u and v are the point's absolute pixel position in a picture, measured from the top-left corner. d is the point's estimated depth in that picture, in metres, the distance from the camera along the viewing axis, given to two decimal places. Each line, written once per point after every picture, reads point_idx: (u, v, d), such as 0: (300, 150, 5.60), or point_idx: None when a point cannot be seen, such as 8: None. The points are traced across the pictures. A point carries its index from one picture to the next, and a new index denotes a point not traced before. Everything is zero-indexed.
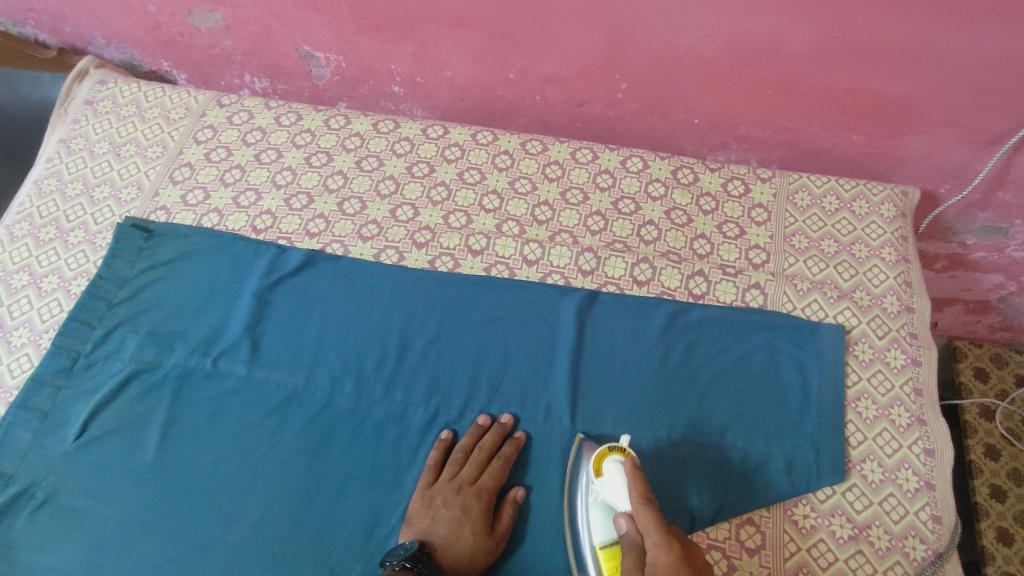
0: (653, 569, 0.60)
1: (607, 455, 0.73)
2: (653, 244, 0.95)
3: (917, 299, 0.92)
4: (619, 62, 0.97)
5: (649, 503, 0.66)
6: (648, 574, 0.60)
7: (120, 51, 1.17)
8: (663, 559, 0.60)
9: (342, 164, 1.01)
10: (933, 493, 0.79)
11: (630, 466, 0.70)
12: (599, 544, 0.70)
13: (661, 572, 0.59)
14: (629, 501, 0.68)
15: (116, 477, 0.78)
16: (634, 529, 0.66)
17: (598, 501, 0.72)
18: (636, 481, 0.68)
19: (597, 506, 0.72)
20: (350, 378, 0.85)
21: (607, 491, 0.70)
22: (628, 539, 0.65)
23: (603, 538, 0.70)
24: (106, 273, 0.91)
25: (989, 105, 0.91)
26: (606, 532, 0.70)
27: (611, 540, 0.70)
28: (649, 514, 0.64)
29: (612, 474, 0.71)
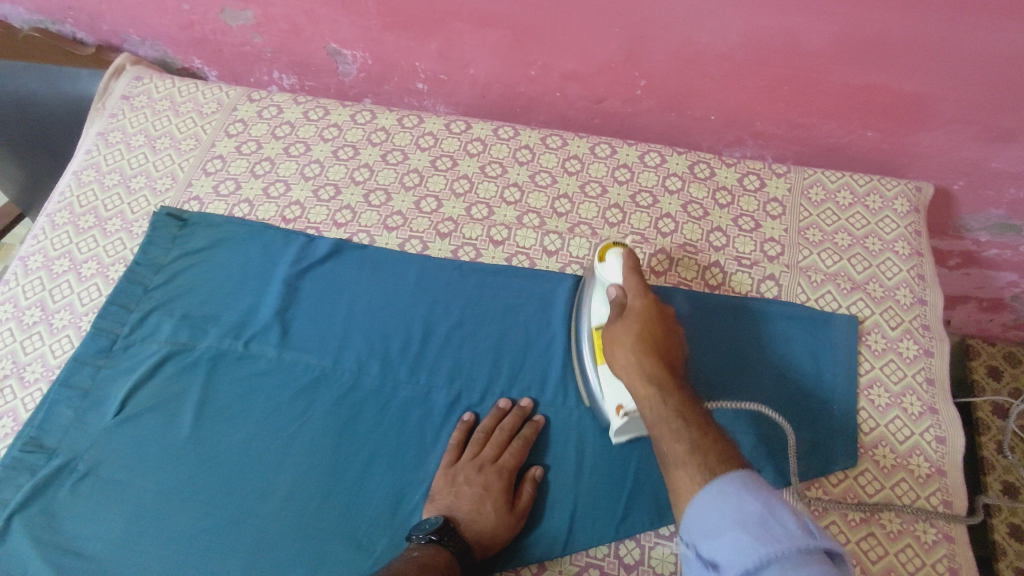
0: (631, 315, 0.77)
1: (609, 248, 0.85)
2: (670, 235, 0.97)
3: (930, 292, 0.94)
4: (638, 59, 1.00)
5: (639, 280, 0.81)
6: (626, 318, 0.77)
7: (154, 49, 1.21)
8: (637, 303, 0.78)
9: (368, 157, 1.04)
10: (944, 479, 0.80)
11: (628, 257, 0.83)
12: (593, 326, 0.83)
13: (637, 315, 0.77)
14: (622, 276, 0.82)
15: (153, 453, 0.82)
16: (622, 294, 0.81)
17: (598, 284, 0.85)
18: (632, 267, 0.82)
19: (598, 288, 0.85)
20: (376, 361, 0.88)
21: (606, 273, 0.84)
22: (616, 300, 0.81)
23: (599, 317, 0.83)
24: (142, 259, 0.95)
25: (1002, 101, 0.92)
26: (602, 311, 0.83)
27: (603, 320, 0.82)
28: (635, 284, 0.80)
29: (612, 262, 0.83)
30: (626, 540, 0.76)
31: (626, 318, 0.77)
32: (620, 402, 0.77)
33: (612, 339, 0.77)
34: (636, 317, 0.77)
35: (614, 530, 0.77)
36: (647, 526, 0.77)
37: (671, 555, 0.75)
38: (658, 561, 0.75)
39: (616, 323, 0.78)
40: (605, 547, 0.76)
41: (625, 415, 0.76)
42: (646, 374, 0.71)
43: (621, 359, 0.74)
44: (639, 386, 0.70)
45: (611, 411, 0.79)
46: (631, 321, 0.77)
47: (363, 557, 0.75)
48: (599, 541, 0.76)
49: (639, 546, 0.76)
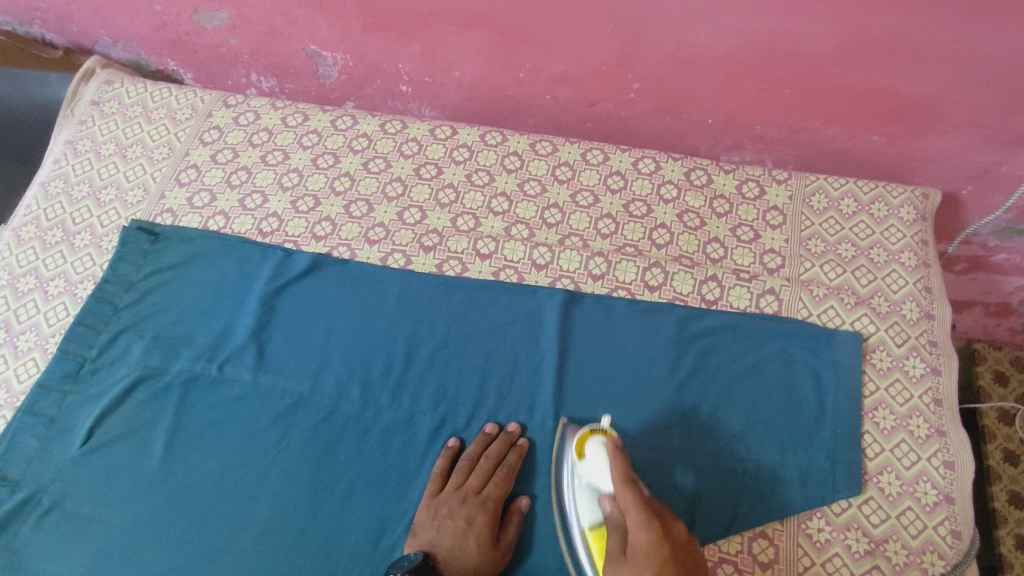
0: (618, 525, 0.64)
1: (587, 438, 0.75)
2: (665, 247, 0.93)
3: (937, 306, 0.89)
4: (631, 61, 0.95)
5: (624, 465, 0.68)
6: (614, 529, 0.64)
7: (127, 51, 1.16)
8: (621, 494, 0.64)
9: (349, 166, 0.99)
10: (953, 507, 0.76)
11: (611, 444, 0.71)
12: (587, 524, 0.70)
13: (623, 520, 0.64)
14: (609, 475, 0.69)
15: (121, 485, 0.78)
16: (613, 494, 0.67)
17: (585, 485, 0.73)
18: (616, 456, 0.69)
19: (582, 488, 0.73)
20: (356, 385, 0.84)
21: (591, 473, 0.72)
22: (608, 508, 0.67)
23: (588, 518, 0.71)
24: (111, 277, 0.90)
25: (1015, 104, 0.87)
26: (591, 511, 0.71)
27: (598, 521, 0.70)
28: (621, 475, 0.66)
29: (594, 456, 0.72)
30: None
31: (616, 527, 0.64)
32: None
33: (604, 556, 0.64)
34: (623, 527, 0.63)
35: None
36: None
37: None
38: None
39: (604, 536, 0.65)
40: None
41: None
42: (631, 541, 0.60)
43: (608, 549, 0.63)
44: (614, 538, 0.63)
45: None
46: (615, 531, 0.64)
47: None
48: None
49: None
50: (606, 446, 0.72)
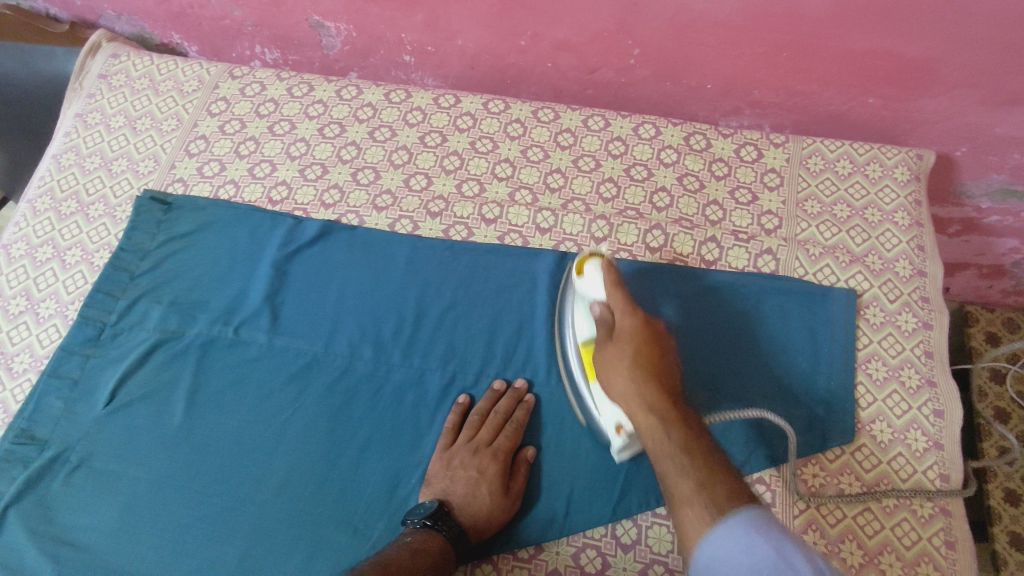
0: (621, 336, 0.72)
1: (587, 260, 0.79)
2: (666, 210, 0.95)
3: (930, 263, 0.92)
4: (632, 27, 0.96)
5: (621, 291, 0.75)
6: (618, 342, 0.72)
7: (131, 24, 1.17)
8: (628, 323, 0.73)
9: (355, 134, 1.01)
10: (941, 452, 0.80)
11: (607, 264, 0.77)
12: (581, 343, 0.79)
13: (629, 338, 0.72)
14: (606, 291, 0.76)
15: (146, 442, 0.81)
16: (609, 314, 0.74)
17: (582, 298, 0.80)
18: (614, 279, 0.76)
19: (582, 303, 0.80)
20: (368, 345, 0.87)
21: (588, 287, 0.78)
22: (604, 322, 0.74)
23: (585, 334, 0.79)
24: (127, 245, 0.93)
25: (1008, 65, 0.89)
26: (586, 326, 0.79)
27: (589, 337, 0.78)
28: (623, 300, 0.74)
29: (590, 273, 0.78)
30: (622, 520, 0.77)
31: (619, 341, 0.72)
32: (619, 421, 0.74)
33: (603, 366, 0.72)
34: (628, 344, 0.71)
35: (610, 511, 0.77)
36: (642, 506, 0.77)
37: (667, 533, 0.75)
38: (654, 540, 0.75)
39: (607, 348, 0.73)
40: (602, 527, 0.76)
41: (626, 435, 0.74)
42: (648, 403, 0.66)
43: (619, 387, 0.69)
44: (645, 426, 0.65)
45: (610, 431, 0.76)
46: (623, 343, 0.71)
47: (360, 542, 0.75)
48: (595, 522, 0.76)
49: (636, 525, 0.76)
50: (605, 267, 0.77)
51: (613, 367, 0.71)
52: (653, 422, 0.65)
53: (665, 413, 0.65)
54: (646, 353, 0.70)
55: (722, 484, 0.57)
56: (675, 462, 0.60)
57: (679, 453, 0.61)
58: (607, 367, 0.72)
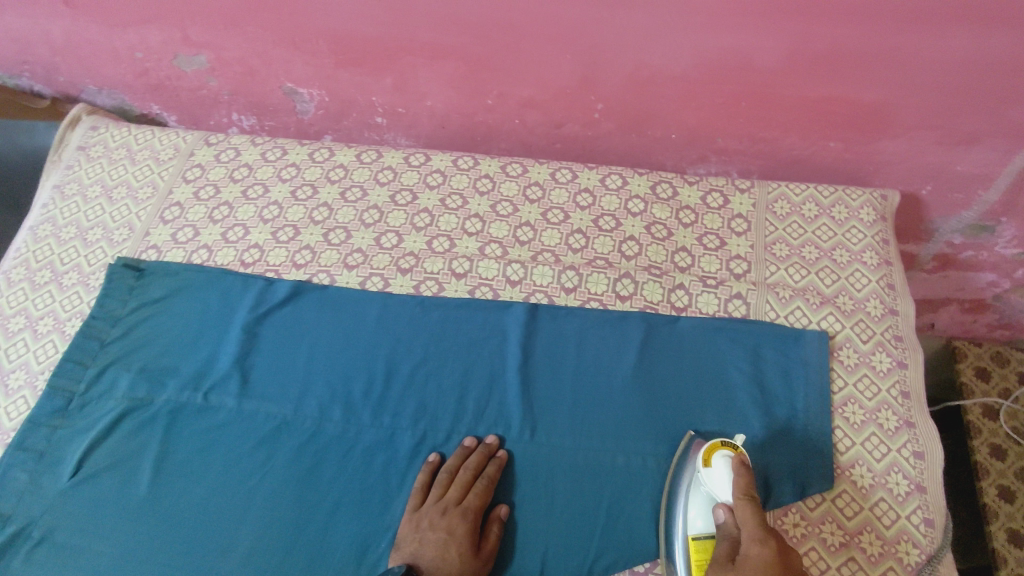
0: (745, 560, 0.63)
1: (716, 448, 0.74)
2: (634, 259, 0.96)
3: (901, 302, 0.92)
4: (593, 83, 0.99)
5: (751, 502, 0.68)
6: (740, 568, 0.63)
7: (112, 97, 1.21)
8: (756, 552, 0.63)
9: (327, 196, 1.03)
10: (924, 495, 0.78)
11: (738, 463, 0.72)
12: (690, 536, 0.72)
13: (755, 567, 0.62)
14: (733, 494, 0.71)
15: (110, 515, 0.79)
16: (733, 523, 0.69)
17: (700, 488, 0.74)
18: (747, 482, 0.70)
19: (699, 495, 0.74)
20: (338, 406, 0.86)
21: (712, 482, 0.72)
22: (728, 532, 0.69)
23: (698, 528, 0.72)
24: (98, 313, 0.93)
25: (962, 105, 0.91)
26: (700, 522, 0.72)
27: (706, 536, 0.71)
28: (751, 517, 0.66)
29: (720, 468, 0.72)
30: None
31: (743, 570, 0.63)
32: None
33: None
34: (752, 573, 0.62)
35: (587, 569, 0.75)
36: (619, 563, 0.75)
37: None
38: None
39: (729, 569, 0.65)
40: None
41: None
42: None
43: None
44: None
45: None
46: (744, 477, 0.71)
47: None
48: None
49: None
50: (737, 466, 0.72)
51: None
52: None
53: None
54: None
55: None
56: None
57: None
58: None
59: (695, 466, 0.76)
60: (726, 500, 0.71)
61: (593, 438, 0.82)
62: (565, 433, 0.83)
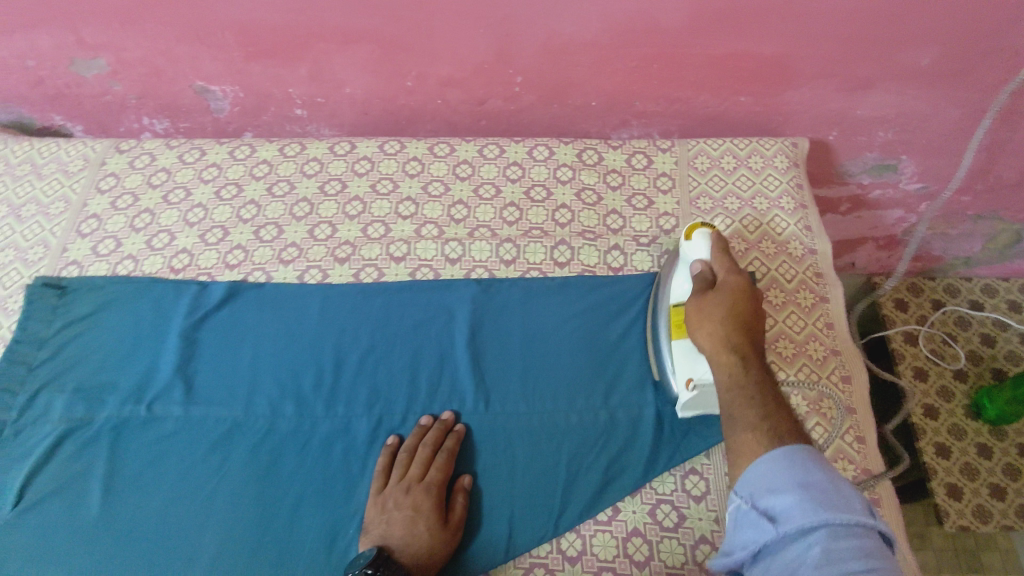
0: (725, 287, 0.76)
1: (697, 227, 0.84)
2: (569, 226, 0.98)
3: (818, 241, 0.97)
4: (509, 56, 1.00)
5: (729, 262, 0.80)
6: (721, 291, 0.76)
7: (8, 112, 1.14)
8: (733, 279, 0.77)
9: (253, 193, 1.01)
10: (854, 416, 0.84)
11: (715, 238, 0.82)
12: (672, 303, 0.83)
13: (733, 290, 0.76)
14: (712, 255, 0.81)
15: (61, 540, 0.76)
16: (708, 271, 0.80)
17: (683, 262, 0.85)
18: (722, 248, 0.82)
19: (682, 267, 0.85)
20: (289, 401, 0.85)
21: (691, 251, 0.83)
22: (702, 278, 0.79)
23: (679, 294, 0.82)
24: (22, 336, 0.89)
25: (855, 52, 0.97)
26: (682, 287, 0.83)
27: (682, 299, 0.82)
28: (728, 265, 0.80)
29: (698, 238, 0.83)
30: (566, 534, 0.77)
31: (724, 289, 0.76)
32: (688, 376, 0.77)
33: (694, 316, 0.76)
34: (731, 292, 0.76)
35: (552, 526, 0.77)
36: (583, 516, 0.77)
37: (611, 540, 0.76)
38: (600, 548, 0.75)
39: (706, 294, 0.77)
40: (547, 545, 0.76)
41: (695, 388, 0.76)
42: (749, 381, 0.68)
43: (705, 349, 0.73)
44: (725, 361, 0.70)
45: (679, 385, 0.78)
46: (724, 294, 0.76)
47: None
48: (540, 541, 0.76)
49: (579, 537, 0.76)
50: (714, 236, 0.82)
51: (695, 306, 0.76)
52: (733, 362, 0.70)
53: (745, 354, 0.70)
54: (744, 301, 0.75)
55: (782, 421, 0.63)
56: (738, 393, 0.67)
57: (753, 387, 0.66)
58: (699, 316, 0.75)
59: (681, 244, 0.86)
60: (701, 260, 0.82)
61: (545, 402, 0.85)
62: (518, 400, 0.85)
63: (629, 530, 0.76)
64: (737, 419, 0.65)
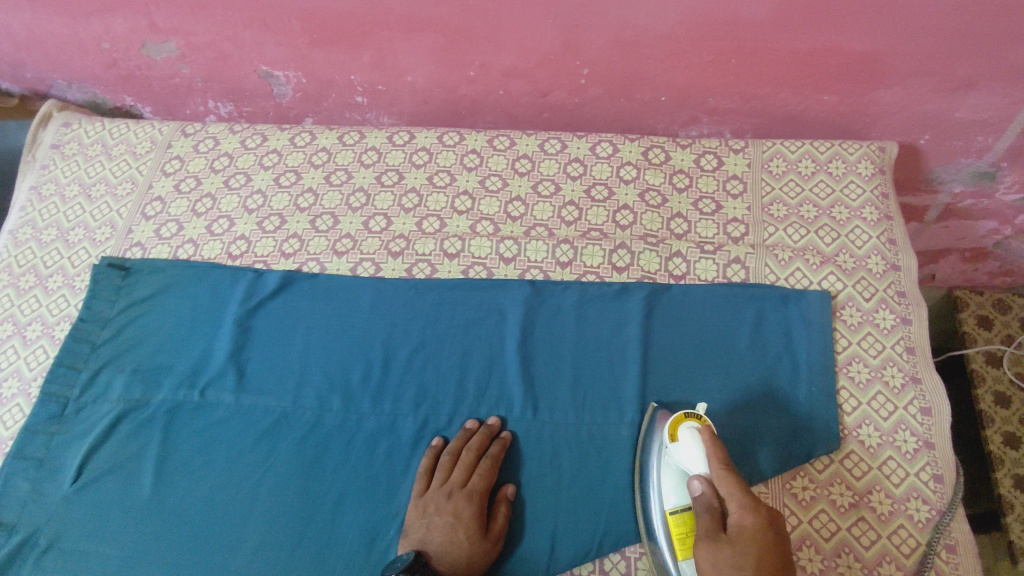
0: (741, 531, 0.61)
1: (681, 422, 0.72)
2: (629, 228, 0.94)
3: (903, 257, 0.90)
4: (577, 48, 0.96)
5: (732, 471, 0.66)
6: (732, 534, 0.61)
7: (83, 91, 1.17)
8: (751, 521, 0.61)
9: (311, 181, 1.00)
10: (933, 452, 0.77)
11: (707, 436, 0.69)
12: (668, 511, 0.70)
13: (750, 537, 0.60)
14: (707, 465, 0.67)
15: (115, 517, 0.78)
16: (712, 493, 0.66)
17: (677, 469, 0.71)
18: (716, 450, 0.68)
19: (671, 471, 0.71)
20: (336, 396, 0.85)
21: (681, 456, 0.70)
22: (707, 505, 0.65)
23: (674, 503, 0.70)
24: (87, 315, 0.91)
25: (959, 50, 0.88)
26: (673, 497, 0.70)
27: (683, 507, 0.70)
28: (735, 483, 0.64)
29: (686, 440, 0.70)
30: (609, 554, 0.74)
31: (733, 531, 0.62)
32: None
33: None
34: (747, 538, 0.60)
35: (595, 544, 0.74)
36: (629, 537, 0.74)
37: None
38: (645, 572, 0.73)
39: (716, 539, 0.62)
40: (589, 563, 0.74)
41: None
42: None
43: None
44: None
45: None
46: (743, 543, 0.60)
47: None
48: (582, 558, 0.74)
49: (624, 558, 0.74)
50: (704, 437, 0.69)
51: (710, 556, 0.61)
52: None
53: None
54: (768, 557, 0.59)
55: None
56: None
57: None
58: (718, 571, 0.60)
59: (665, 444, 0.73)
60: (700, 473, 0.68)
61: (596, 414, 0.81)
62: (567, 409, 0.82)
63: None
64: None
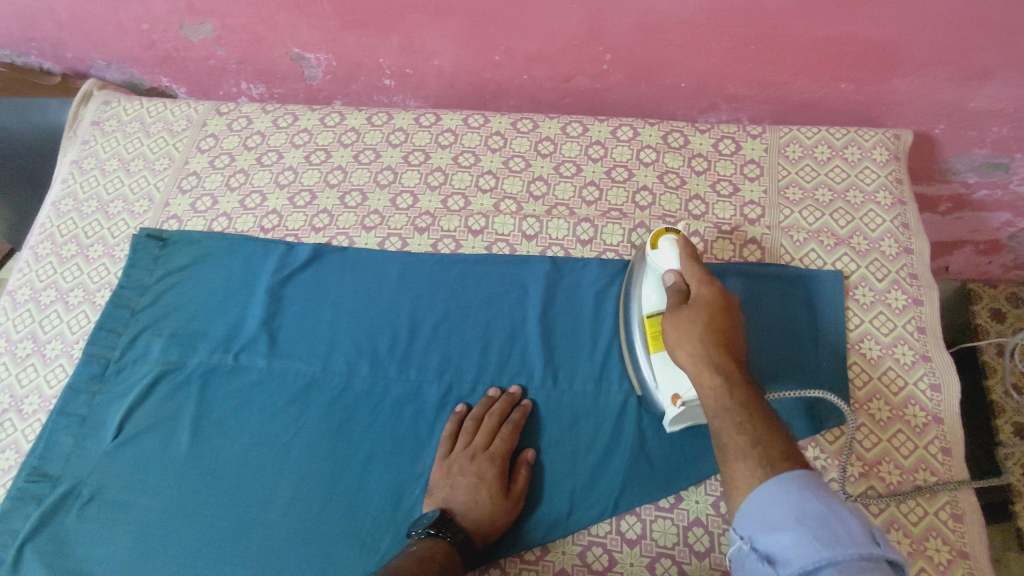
0: (698, 301, 0.71)
1: (662, 234, 0.80)
2: (648, 208, 0.97)
3: (916, 240, 0.92)
4: (601, 33, 0.98)
5: (699, 266, 0.75)
6: (693, 307, 0.70)
7: (121, 72, 1.22)
8: (707, 293, 0.71)
9: (341, 159, 1.04)
10: (941, 426, 0.80)
11: (682, 244, 0.77)
12: (644, 312, 0.79)
13: (709, 306, 0.70)
14: (680, 264, 0.76)
15: (154, 472, 0.82)
16: (681, 282, 0.75)
17: (650, 271, 0.80)
18: (691, 257, 0.76)
19: (648, 274, 0.80)
20: (364, 362, 0.88)
21: (658, 258, 0.79)
22: (676, 289, 0.74)
23: (651, 306, 0.78)
24: (127, 283, 0.95)
25: (975, 39, 0.90)
26: (652, 297, 0.78)
27: (655, 307, 0.78)
28: (700, 274, 0.74)
29: (665, 248, 0.78)
30: (626, 515, 0.77)
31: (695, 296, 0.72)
32: (676, 391, 0.73)
33: (673, 327, 0.70)
34: (703, 307, 0.70)
35: (612, 505, 0.77)
36: (645, 500, 0.77)
37: (671, 527, 0.76)
38: (659, 534, 0.75)
39: (681, 312, 0.71)
40: (606, 524, 0.77)
41: (683, 405, 0.73)
42: (723, 370, 0.65)
43: (683, 350, 0.69)
44: (712, 389, 0.65)
45: (664, 401, 0.75)
46: (699, 309, 0.70)
47: (369, 555, 0.76)
48: (600, 518, 0.77)
49: (639, 520, 0.76)
50: (681, 244, 0.77)
51: (673, 320, 0.71)
52: (717, 382, 0.64)
53: (733, 377, 0.64)
54: (720, 316, 0.70)
55: (773, 446, 0.58)
56: (732, 417, 0.61)
57: (738, 409, 0.62)
58: (676, 329, 0.70)
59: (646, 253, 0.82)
60: (672, 269, 0.77)
61: (614, 383, 0.84)
62: (586, 379, 0.85)
63: (690, 519, 0.76)
64: (729, 449, 0.60)
